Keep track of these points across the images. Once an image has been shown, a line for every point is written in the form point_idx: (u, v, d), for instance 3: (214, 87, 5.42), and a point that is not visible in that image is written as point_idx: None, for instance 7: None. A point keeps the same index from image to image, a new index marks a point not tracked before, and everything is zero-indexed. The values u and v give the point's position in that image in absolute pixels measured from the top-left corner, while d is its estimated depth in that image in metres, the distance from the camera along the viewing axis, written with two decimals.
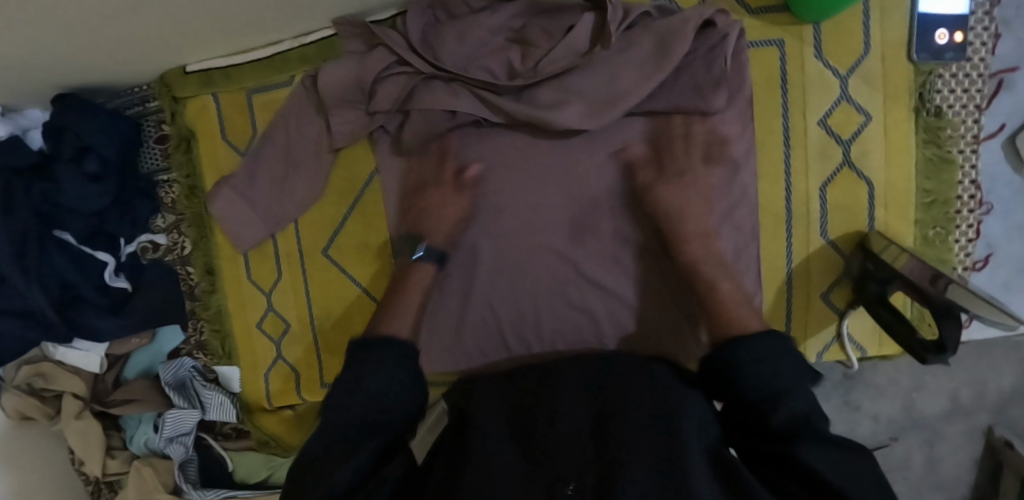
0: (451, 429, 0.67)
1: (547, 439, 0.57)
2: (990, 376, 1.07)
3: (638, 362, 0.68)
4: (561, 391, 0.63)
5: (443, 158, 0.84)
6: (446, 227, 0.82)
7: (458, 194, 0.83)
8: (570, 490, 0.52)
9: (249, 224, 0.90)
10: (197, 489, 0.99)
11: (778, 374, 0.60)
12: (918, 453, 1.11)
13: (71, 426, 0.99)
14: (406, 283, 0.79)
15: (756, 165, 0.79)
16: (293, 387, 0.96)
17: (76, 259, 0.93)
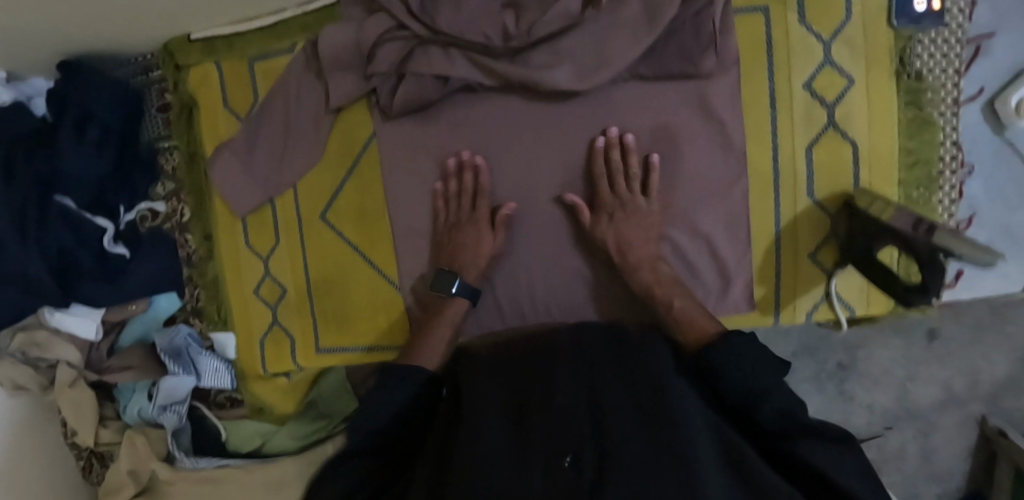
0: (446, 414, 0.67)
1: (541, 414, 0.56)
2: (983, 366, 1.16)
3: (633, 341, 0.66)
4: (556, 366, 0.61)
5: (473, 195, 0.86)
6: (483, 263, 0.85)
7: (489, 231, 0.85)
8: (567, 464, 0.51)
9: (247, 189, 0.91)
10: (189, 457, 1.01)
11: (761, 376, 0.65)
12: (912, 443, 1.20)
13: (63, 395, 1.00)
14: (439, 317, 0.83)
15: (743, 127, 0.81)
16: (290, 353, 0.97)
17: (75, 226, 0.92)
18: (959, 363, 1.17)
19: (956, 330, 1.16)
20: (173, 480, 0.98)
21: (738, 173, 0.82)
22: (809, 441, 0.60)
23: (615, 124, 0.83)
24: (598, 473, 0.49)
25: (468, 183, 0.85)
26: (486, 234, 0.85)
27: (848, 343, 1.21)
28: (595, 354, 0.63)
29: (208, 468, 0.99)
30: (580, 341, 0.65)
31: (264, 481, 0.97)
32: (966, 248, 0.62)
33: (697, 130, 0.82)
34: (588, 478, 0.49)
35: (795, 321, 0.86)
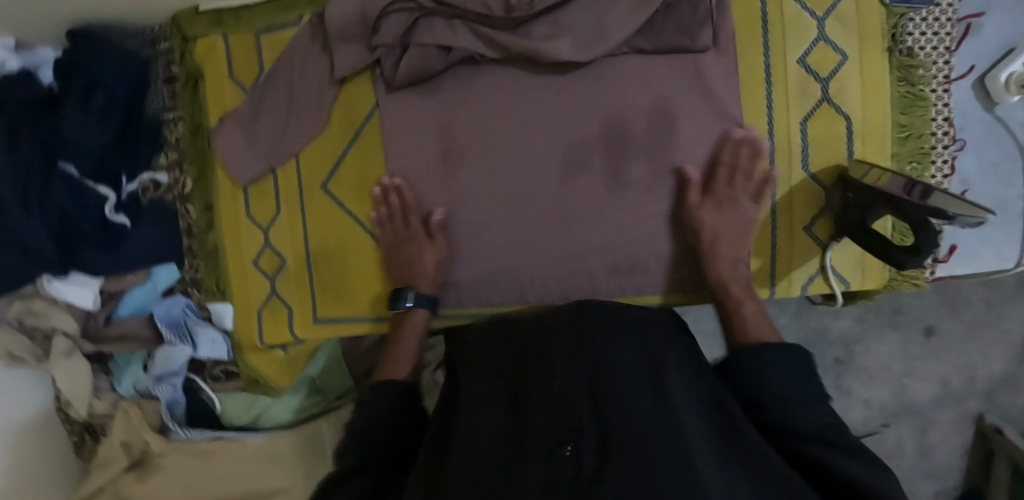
0: (446, 410, 0.69)
1: (544, 403, 0.58)
2: (978, 362, 1.28)
3: (627, 329, 0.68)
4: (555, 353, 0.63)
5: (404, 213, 0.88)
6: (432, 273, 0.87)
7: (432, 242, 0.87)
8: (567, 452, 0.52)
9: (249, 158, 0.92)
10: (183, 428, 1.02)
11: (794, 383, 0.66)
12: (909, 440, 1.30)
13: (58, 364, 0.99)
14: (402, 331, 0.85)
15: (739, 101, 0.83)
16: (287, 324, 0.97)
17: (76, 192, 0.93)
18: (956, 360, 1.29)
19: (945, 330, 1.28)
20: (167, 453, 0.99)
21: (740, 145, 0.82)
22: (834, 452, 0.60)
23: (615, 97, 0.83)
24: (597, 461, 0.51)
25: (395, 203, 0.88)
26: (430, 249, 0.87)
27: (845, 338, 1.30)
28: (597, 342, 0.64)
29: (201, 440, 1.01)
30: (578, 324, 0.66)
31: (266, 456, 1.00)
32: (959, 204, 0.65)
33: (696, 103, 0.83)
34: (587, 466, 0.50)
35: (790, 295, 0.87)
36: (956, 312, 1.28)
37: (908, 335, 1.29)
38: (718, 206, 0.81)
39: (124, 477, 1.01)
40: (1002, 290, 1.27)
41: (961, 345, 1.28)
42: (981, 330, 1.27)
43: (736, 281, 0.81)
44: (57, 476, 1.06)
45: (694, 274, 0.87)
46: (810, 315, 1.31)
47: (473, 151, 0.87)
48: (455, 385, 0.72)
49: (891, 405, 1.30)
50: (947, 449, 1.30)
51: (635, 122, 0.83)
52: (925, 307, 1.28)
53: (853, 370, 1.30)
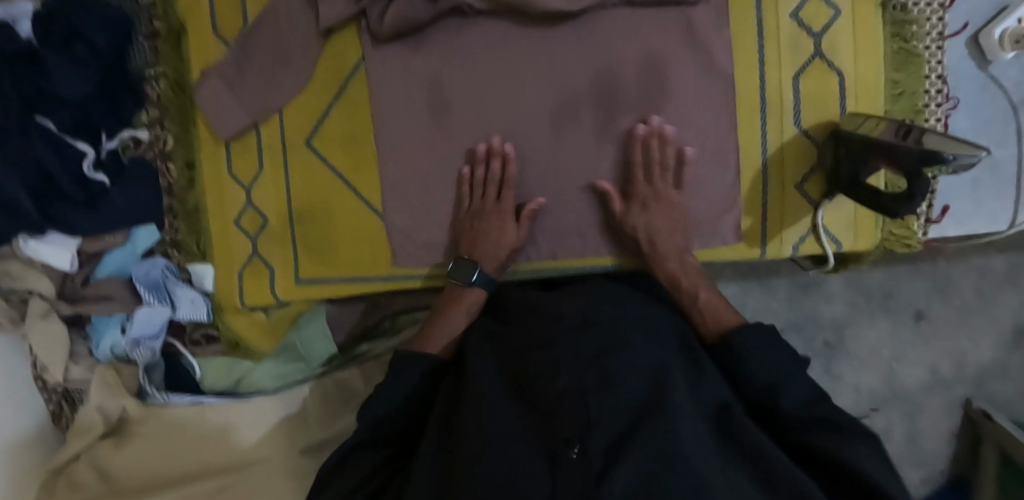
0: (450, 400, 0.69)
1: (551, 402, 0.57)
2: (968, 348, 1.28)
3: (634, 327, 0.67)
4: (562, 350, 0.62)
5: (495, 193, 0.84)
6: (501, 253, 0.83)
7: (514, 225, 0.84)
8: (574, 454, 0.52)
9: (230, 112, 0.89)
10: (161, 392, 0.99)
11: (785, 367, 0.64)
12: (898, 425, 1.30)
13: (34, 327, 0.96)
14: (455, 306, 0.80)
15: (731, 55, 0.81)
16: (269, 285, 0.95)
17: (55, 146, 0.92)
18: (945, 345, 1.29)
19: (938, 311, 1.28)
20: (142, 419, 0.98)
21: (726, 101, 0.82)
22: (839, 435, 0.59)
23: (605, 50, 0.82)
24: (603, 463, 0.52)
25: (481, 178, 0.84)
26: (510, 226, 0.83)
27: (836, 322, 1.30)
28: (593, 336, 0.63)
29: (179, 404, 0.98)
30: (582, 326, 0.66)
31: (247, 419, 0.98)
32: (947, 145, 0.65)
33: (687, 58, 0.81)
34: (594, 469, 0.51)
35: (781, 255, 0.86)
36: (947, 297, 1.28)
37: (898, 319, 1.28)
38: (706, 166, 0.81)
39: (100, 444, 0.98)
40: (993, 276, 1.27)
41: (951, 331, 1.28)
42: (970, 316, 1.28)
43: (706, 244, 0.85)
44: (32, 445, 1.01)
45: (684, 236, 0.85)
46: (803, 300, 1.29)
47: (461, 107, 0.85)
48: (459, 375, 0.72)
49: (880, 389, 1.30)
50: (935, 434, 1.30)
51: (624, 76, 0.82)
52: (915, 290, 1.28)
53: (844, 353, 1.30)
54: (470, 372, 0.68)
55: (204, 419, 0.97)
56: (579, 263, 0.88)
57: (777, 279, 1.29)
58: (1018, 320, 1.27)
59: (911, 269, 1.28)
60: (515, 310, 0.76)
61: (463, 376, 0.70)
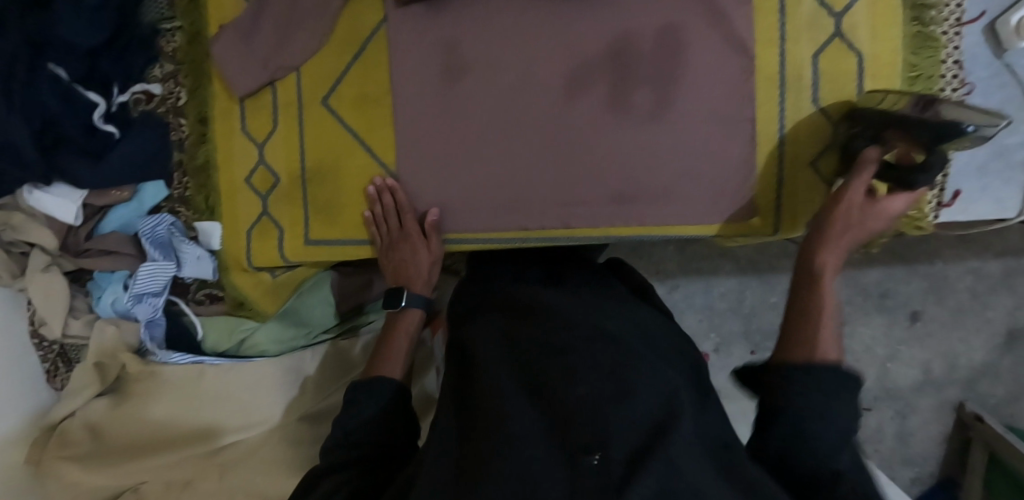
0: (453, 408, 0.65)
1: (568, 408, 0.55)
2: (960, 350, 1.30)
3: (647, 355, 0.66)
4: (577, 364, 0.61)
5: (400, 224, 0.87)
6: (426, 272, 0.86)
7: (425, 242, 0.87)
8: (595, 460, 0.49)
9: (247, 67, 0.89)
10: (162, 350, 0.98)
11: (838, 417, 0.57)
12: (890, 423, 1.32)
13: (35, 279, 0.96)
14: (394, 328, 0.82)
15: (753, 29, 0.81)
16: (276, 245, 0.93)
17: (64, 94, 0.90)
18: (938, 346, 1.30)
19: (934, 313, 1.30)
20: (139, 378, 0.96)
21: (746, 75, 0.82)
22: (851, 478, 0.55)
23: (627, 20, 0.81)
24: (625, 470, 0.47)
25: (390, 213, 0.87)
26: (423, 247, 0.86)
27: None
28: (604, 350, 0.63)
29: (178, 363, 0.96)
30: (598, 344, 0.64)
31: (240, 405, 0.97)
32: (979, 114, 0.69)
33: (708, 31, 0.81)
34: (615, 477, 0.47)
35: (795, 233, 0.85)
36: (943, 299, 1.29)
37: (894, 318, 1.30)
38: (716, 142, 0.83)
39: (95, 403, 0.97)
40: (988, 280, 1.28)
41: (945, 332, 1.30)
42: (964, 319, 1.29)
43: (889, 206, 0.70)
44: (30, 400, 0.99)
45: (698, 210, 0.85)
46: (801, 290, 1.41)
47: (480, 71, 0.84)
48: (460, 375, 0.69)
49: (872, 388, 1.32)
50: (924, 435, 1.32)
51: (643, 46, 0.82)
52: (911, 292, 1.29)
53: None
54: (478, 371, 0.65)
55: (199, 386, 0.96)
56: (592, 234, 0.87)
57: None
58: (1011, 324, 1.28)
59: (907, 270, 1.29)
60: (527, 309, 0.74)
61: (467, 382, 0.67)
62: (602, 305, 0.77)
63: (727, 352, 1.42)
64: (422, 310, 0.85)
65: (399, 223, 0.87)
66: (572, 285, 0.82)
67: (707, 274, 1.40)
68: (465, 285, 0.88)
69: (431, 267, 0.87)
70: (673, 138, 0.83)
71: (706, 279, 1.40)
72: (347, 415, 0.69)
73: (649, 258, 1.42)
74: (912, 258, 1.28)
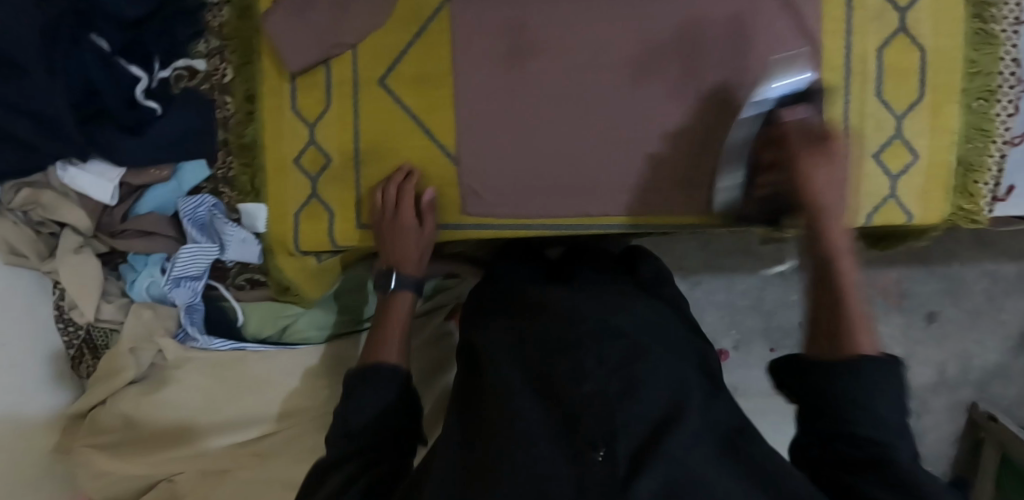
0: (462, 411, 0.66)
1: (574, 405, 0.56)
2: (975, 351, 1.32)
3: (662, 351, 0.64)
4: (583, 359, 0.61)
5: (395, 207, 0.84)
6: (418, 255, 0.83)
7: (418, 226, 0.84)
8: (600, 456, 0.49)
9: (302, 44, 0.86)
10: (203, 335, 0.94)
11: (885, 396, 0.51)
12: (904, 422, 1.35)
13: (66, 260, 0.91)
14: (388, 313, 0.76)
15: (820, 20, 0.81)
16: (326, 228, 0.90)
17: (107, 66, 0.87)
18: (954, 347, 1.33)
19: (951, 314, 1.32)
20: (180, 364, 0.93)
21: (813, 65, 0.82)
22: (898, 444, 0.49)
23: (698, 6, 0.81)
24: (630, 464, 0.49)
25: (392, 194, 0.85)
26: (416, 231, 0.84)
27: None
28: (616, 348, 0.62)
29: (221, 349, 0.94)
30: (606, 342, 0.63)
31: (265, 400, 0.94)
32: (784, 84, 0.76)
33: (777, 20, 0.81)
34: (622, 472, 0.48)
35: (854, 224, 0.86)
36: (960, 300, 1.31)
37: (911, 318, 1.32)
38: None
39: (128, 390, 0.92)
40: (1003, 282, 1.31)
41: (960, 332, 1.32)
42: (979, 320, 1.32)
43: (826, 162, 0.65)
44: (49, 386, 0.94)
45: None
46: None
47: (546, 53, 0.83)
48: (471, 383, 0.70)
49: None
50: (936, 435, 1.34)
51: (713, 34, 0.81)
52: (930, 292, 1.32)
53: None
54: (487, 375, 0.66)
55: (236, 376, 0.93)
56: (656, 221, 0.87)
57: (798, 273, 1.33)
58: None
59: (925, 270, 1.31)
60: (534, 309, 0.74)
61: (478, 388, 0.68)
62: (607, 294, 0.76)
63: (747, 349, 1.41)
64: (413, 295, 0.80)
65: (394, 205, 0.84)
66: (575, 283, 0.80)
67: (729, 271, 1.40)
68: (477, 291, 0.87)
69: (423, 252, 0.84)
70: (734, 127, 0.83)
71: (728, 277, 1.40)
72: (358, 407, 0.61)
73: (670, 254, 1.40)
74: (932, 259, 1.31)
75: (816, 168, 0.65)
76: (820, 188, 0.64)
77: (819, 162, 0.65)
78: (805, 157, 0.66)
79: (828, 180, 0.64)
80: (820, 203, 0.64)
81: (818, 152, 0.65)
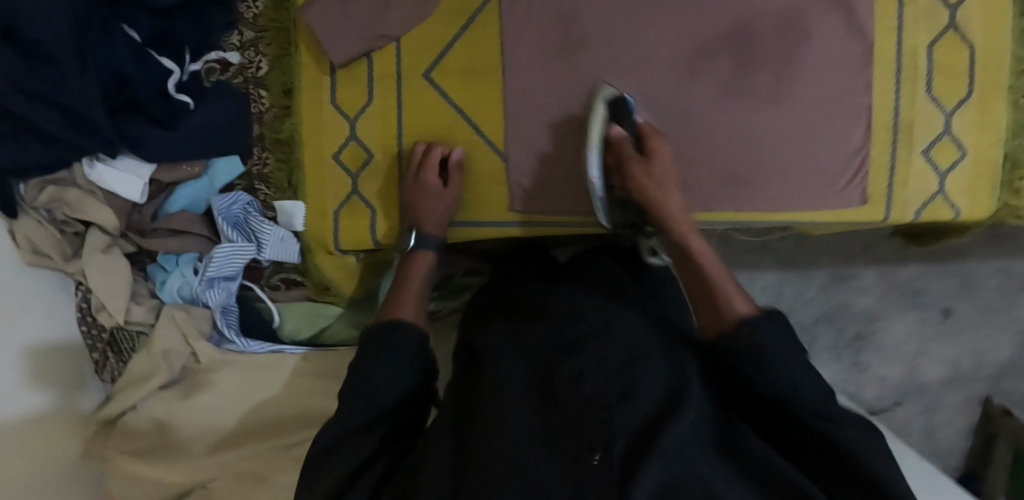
0: (455, 394, 0.61)
1: (569, 404, 0.53)
2: (988, 347, 1.32)
3: (652, 337, 0.62)
4: (584, 352, 0.57)
5: (420, 165, 0.83)
6: (445, 217, 0.81)
7: (441, 186, 0.83)
8: (596, 459, 0.48)
9: (344, 36, 0.83)
10: (241, 336, 0.92)
11: (794, 363, 0.56)
12: (917, 417, 1.35)
13: (93, 261, 0.88)
14: (409, 269, 0.75)
15: (873, 15, 0.80)
16: (369, 226, 0.88)
17: (138, 56, 0.83)
18: (967, 343, 1.33)
19: (965, 311, 1.32)
20: (215, 368, 0.90)
21: (864, 61, 0.81)
22: (837, 425, 0.53)
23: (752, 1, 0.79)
24: (625, 469, 0.48)
25: (420, 152, 0.84)
26: (439, 190, 0.82)
27: (866, 314, 1.33)
28: (618, 344, 0.59)
29: (259, 352, 0.91)
30: (608, 336, 0.59)
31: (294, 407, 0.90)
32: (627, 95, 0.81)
33: (832, 15, 0.80)
34: (617, 476, 0.47)
35: (903, 221, 0.86)
36: (973, 296, 1.32)
37: (925, 314, 1.32)
38: (832, 128, 0.82)
39: (159, 395, 0.90)
40: (1016, 279, 1.31)
41: (974, 328, 1.32)
42: (993, 316, 1.32)
43: (664, 165, 0.76)
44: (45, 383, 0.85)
45: (807, 196, 0.83)
46: (836, 290, 1.34)
47: (596, 47, 0.82)
48: (467, 364, 0.65)
49: (901, 383, 1.34)
50: (950, 430, 1.34)
51: (765, 29, 0.80)
52: (943, 289, 1.32)
53: (873, 344, 1.34)
54: (484, 359, 0.62)
55: (262, 375, 0.91)
56: (707, 218, 0.86)
57: (814, 270, 1.34)
58: None
59: (937, 267, 1.32)
60: (530, 307, 0.70)
61: (472, 368, 0.63)
62: (596, 283, 0.73)
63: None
64: (434, 253, 0.78)
65: (420, 163, 0.83)
66: (576, 276, 0.76)
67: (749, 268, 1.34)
68: (477, 294, 0.82)
69: (444, 211, 0.82)
70: (784, 123, 0.82)
71: (749, 271, 1.34)
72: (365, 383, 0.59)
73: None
74: (947, 256, 1.31)
75: (651, 175, 0.75)
76: (663, 189, 0.75)
77: (664, 163, 0.76)
78: (643, 166, 0.76)
79: (668, 181, 0.75)
80: (667, 205, 0.74)
81: (659, 155, 0.77)
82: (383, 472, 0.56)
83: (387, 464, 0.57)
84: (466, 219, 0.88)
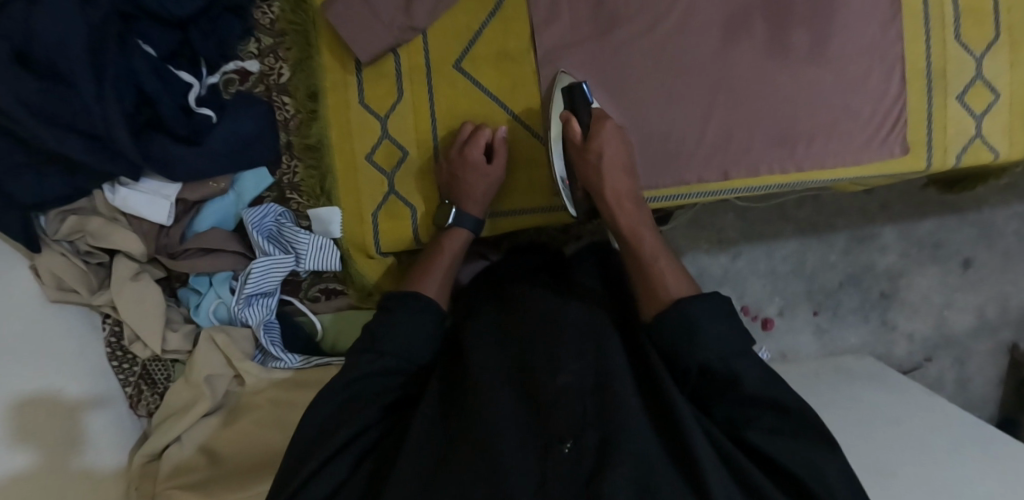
0: (442, 377, 0.66)
1: (548, 393, 0.57)
2: (1011, 291, 1.28)
3: (608, 326, 0.67)
4: (562, 350, 0.62)
5: (464, 143, 0.83)
6: (485, 199, 0.84)
7: (484, 163, 0.83)
8: (567, 449, 0.53)
9: (369, 33, 0.81)
10: (286, 353, 0.89)
11: (718, 342, 0.62)
12: (949, 371, 1.30)
13: (123, 290, 0.85)
14: (439, 248, 0.81)
15: None
16: (409, 224, 0.88)
17: (158, 72, 0.81)
18: (991, 290, 1.28)
19: (986, 261, 1.28)
20: (260, 389, 0.87)
21: (893, 10, 0.80)
22: (763, 423, 0.61)
23: None
24: (598, 456, 0.52)
25: (467, 132, 0.84)
26: (483, 166, 0.82)
27: (889, 272, 1.28)
28: (590, 339, 0.64)
29: (304, 366, 0.89)
30: (584, 333, 0.65)
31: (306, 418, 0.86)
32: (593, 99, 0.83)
33: None
34: (587, 465, 0.52)
35: (943, 167, 0.85)
36: (992, 244, 1.27)
37: (946, 267, 1.27)
38: (868, 81, 0.81)
39: (204, 422, 0.86)
40: None
41: (996, 276, 1.28)
42: (1015, 262, 1.27)
43: (603, 146, 0.78)
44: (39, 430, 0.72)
45: (853, 151, 0.82)
46: (859, 251, 1.27)
47: (627, 24, 0.82)
48: (453, 353, 0.71)
49: (930, 336, 1.29)
50: (983, 380, 1.29)
51: None
52: (963, 239, 1.27)
53: (897, 302, 1.28)
54: (470, 353, 0.66)
55: (285, 401, 0.86)
56: (757, 182, 0.85)
57: (833, 233, 1.27)
58: None
59: (957, 217, 1.27)
60: (522, 303, 0.73)
61: (459, 362, 0.68)
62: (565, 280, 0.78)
63: (792, 313, 1.28)
64: (467, 232, 0.84)
65: (466, 141, 0.83)
66: (543, 280, 0.79)
67: (770, 238, 1.26)
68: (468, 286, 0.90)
69: (490, 187, 0.84)
70: (821, 79, 0.80)
71: (768, 245, 1.26)
72: (369, 354, 0.66)
73: (709, 228, 1.26)
74: (965, 206, 1.26)
75: (588, 156, 0.79)
76: (599, 171, 0.78)
77: (605, 143, 0.78)
78: (580, 150, 0.80)
79: (609, 161, 0.78)
80: (603, 185, 0.78)
81: (603, 136, 0.78)
82: (372, 446, 0.62)
83: (378, 441, 0.62)
84: (504, 208, 0.90)
